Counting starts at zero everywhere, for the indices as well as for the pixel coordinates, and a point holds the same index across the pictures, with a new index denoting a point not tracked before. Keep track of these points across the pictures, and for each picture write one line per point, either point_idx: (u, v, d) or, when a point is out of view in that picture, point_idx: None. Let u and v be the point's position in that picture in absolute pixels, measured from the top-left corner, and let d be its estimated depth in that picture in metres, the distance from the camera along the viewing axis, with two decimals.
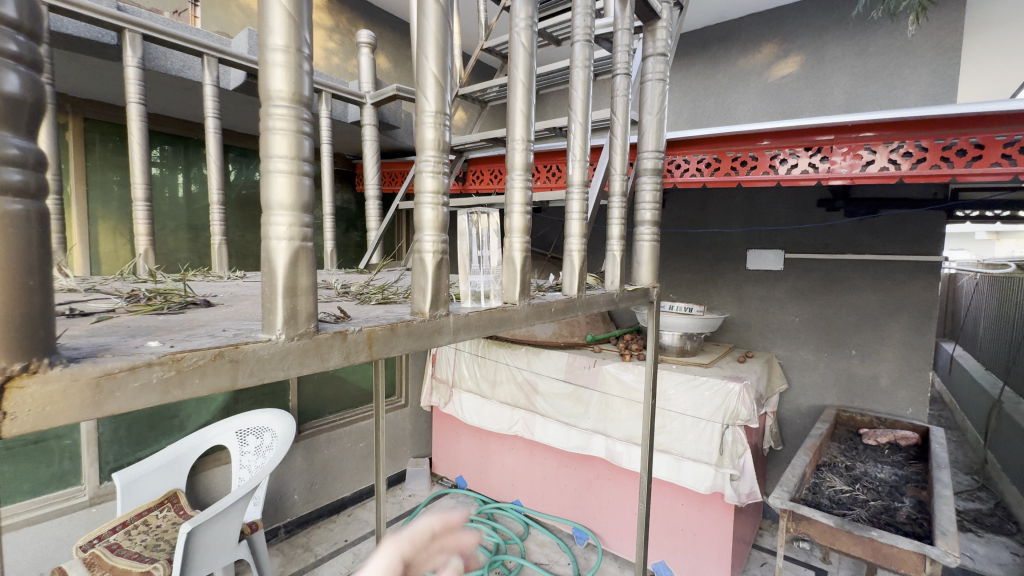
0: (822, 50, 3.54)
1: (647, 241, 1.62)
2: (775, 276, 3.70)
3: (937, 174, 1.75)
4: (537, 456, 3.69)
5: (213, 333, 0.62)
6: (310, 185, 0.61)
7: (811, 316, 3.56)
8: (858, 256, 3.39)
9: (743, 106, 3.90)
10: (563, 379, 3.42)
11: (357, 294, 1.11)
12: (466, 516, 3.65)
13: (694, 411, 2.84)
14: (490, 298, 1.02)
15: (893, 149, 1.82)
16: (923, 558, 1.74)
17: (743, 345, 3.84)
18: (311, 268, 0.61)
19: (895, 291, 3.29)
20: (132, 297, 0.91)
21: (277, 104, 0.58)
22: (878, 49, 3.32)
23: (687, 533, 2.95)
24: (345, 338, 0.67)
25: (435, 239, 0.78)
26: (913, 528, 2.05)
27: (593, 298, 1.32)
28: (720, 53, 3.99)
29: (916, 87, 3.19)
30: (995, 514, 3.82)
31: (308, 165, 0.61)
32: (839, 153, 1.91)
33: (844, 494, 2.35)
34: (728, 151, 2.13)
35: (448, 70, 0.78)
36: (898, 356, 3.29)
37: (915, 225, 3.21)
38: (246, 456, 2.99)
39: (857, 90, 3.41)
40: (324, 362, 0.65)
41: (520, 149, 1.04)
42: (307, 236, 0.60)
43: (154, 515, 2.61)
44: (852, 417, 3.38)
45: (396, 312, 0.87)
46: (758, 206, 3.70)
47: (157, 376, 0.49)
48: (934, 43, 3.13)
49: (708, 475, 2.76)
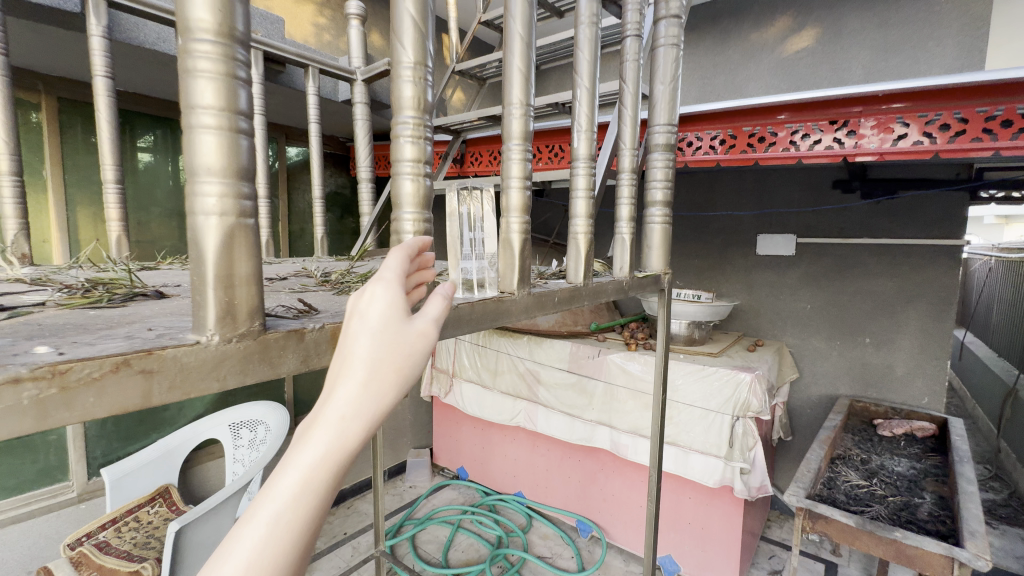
0: (840, 22, 3.35)
1: (658, 224, 1.49)
2: (786, 262, 3.56)
3: (979, 148, 1.59)
4: (540, 448, 3.60)
5: (133, 334, 0.50)
6: (250, 146, 0.49)
7: (824, 303, 3.43)
8: (875, 240, 3.24)
9: (754, 84, 3.72)
10: (566, 369, 3.31)
11: (335, 284, 0.99)
12: (467, 508, 3.57)
13: (703, 403, 2.73)
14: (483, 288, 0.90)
15: (929, 121, 1.66)
16: (951, 561, 1.64)
17: (752, 333, 3.71)
18: (251, 252, 0.48)
19: (912, 276, 3.16)
20: (66, 288, 0.79)
21: (200, 40, 0.45)
22: (900, 20, 3.13)
23: (695, 527, 2.86)
24: (302, 339, 0.54)
25: (416, 218, 0.66)
26: (936, 527, 1.94)
27: (600, 286, 1.19)
28: (731, 27, 3.80)
29: (940, 61, 3.01)
30: (1009, 505, 3.73)
31: (247, 122, 0.48)
32: (867, 128, 1.76)
33: (861, 490, 2.25)
34: (744, 127, 1.98)
35: (428, 12, 0.65)
36: (915, 345, 3.17)
37: (935, 207, 3.06)
38: (240, 450, 2.91)
39: (877, 64, 3.23)
40: (276, 367, 0.53)
41: (518, 114, 0.90)
42: (246, 213, 0.48)
43: (146, 511, 2.52)
44: (866, 408, 3.27)
45: None
46: (770, 188, 3.54)
47: (30, 395, 0.37)
48: (960, 13, 2.94)
49: (717, 468, 2.66)
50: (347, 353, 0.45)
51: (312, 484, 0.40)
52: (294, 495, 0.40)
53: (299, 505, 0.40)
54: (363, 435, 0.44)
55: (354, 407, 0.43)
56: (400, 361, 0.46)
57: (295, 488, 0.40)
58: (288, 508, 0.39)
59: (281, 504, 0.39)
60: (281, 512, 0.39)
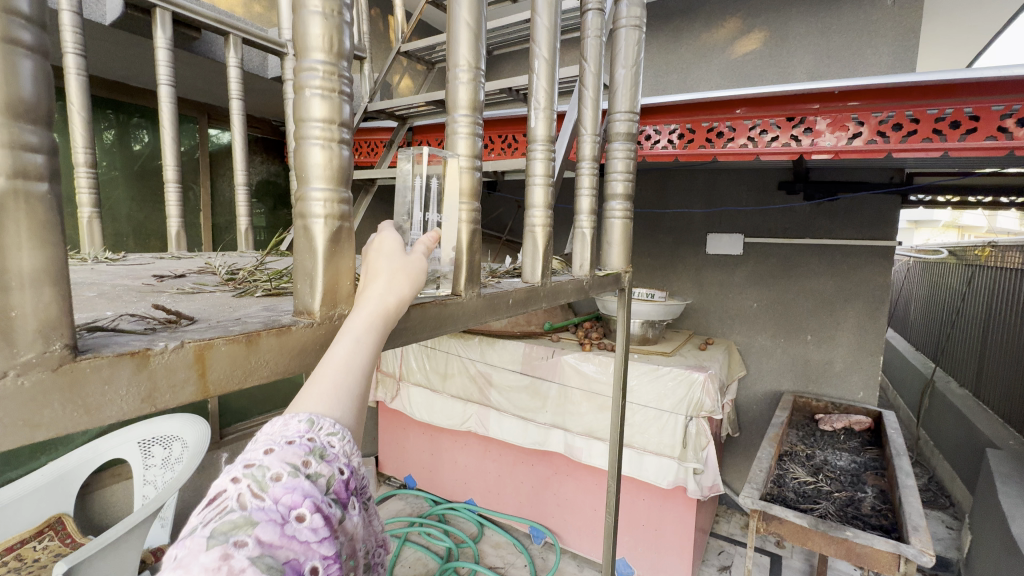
0: (785, 27, 3.43)
1: (618, 219, 1.38)
2: (734, 260, 3.62)
3: (930, 148, 1.62)
4: (491, 452, 3.47)
5: None
6: (32, 68, 0.30)
7: (769, 301, 3.52)
8: (816, 240, 3.35)
9: (705, 84, 3.76)
10: (519, 371, 3.19)
11: (242, 283, 0.81)
12: (415, 520, 3.38)
13: (657, 403, 2.68)
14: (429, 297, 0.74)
15: (881, 120, 1.68)
16: (897, 557, 1.66)
17: (702, 332, 3.75)
18: (37, 237, 0.31)
19: (849, 276, 3.29)
20: None
21: None
22: (842, 27, 3.25)
23: (648, 528, 2.83)
24: (141, 370, 0.37)
25: (329, 200, 0.50)
26: (880, 520, 1.98)
27: (559, 286, 1.07)
28: (683, 26, 3.82)
29: (876, 68, 3.15)
30: (930, 489, 3.96)
31: (27, 26, 0.30)
32: (824, 125, 1.76)
33: (808, 485, 2.28)
34: (702, 121, 1.94)
35: None
36: (852, 341, 3.30)
37: (871, 209, 3.20)
38: (151, 471, 2.54)
39: (819, 69, 3.34)
40: (93, 414, 0.36)
41: (466, 78, 0.75)
42: (26, 173, 0.30)
43: (30, 547, 2.15)
44: (808, 403, 3.37)
45: (277, 310, 0.58)
46: (719, 188, 3.60)
47: None
48: (894, 24, 3.09)
49: (671, 469, 2.64)
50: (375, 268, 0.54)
51: (375, 326, 0.51)
52: (364, 332, 0.50)
53: (367, 340, 0.50)
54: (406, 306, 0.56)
55: (389, 289, 0.53)
56: (424, 262, 0.57)
57: (367, 324, 0.50)
58: (364, 338, 0.50)
59: (356, 336, 0.49)
60: (357, 342, 0.49)
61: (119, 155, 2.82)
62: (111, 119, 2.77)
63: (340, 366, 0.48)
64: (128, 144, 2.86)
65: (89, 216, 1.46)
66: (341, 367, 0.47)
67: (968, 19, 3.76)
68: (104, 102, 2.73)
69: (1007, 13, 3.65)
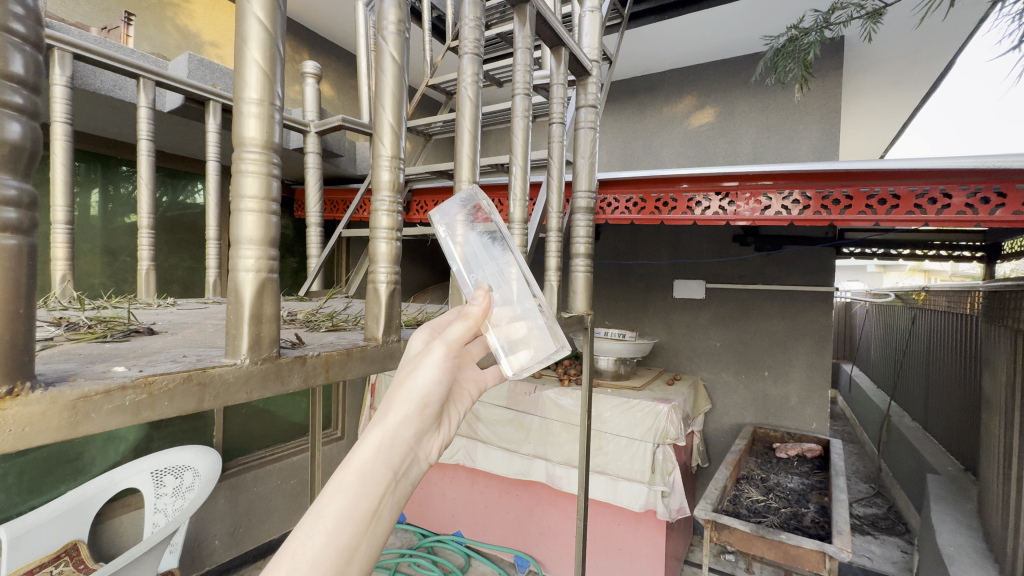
0: (731, 104, 4.03)
1: (582, 272, 1.74)
2: (698, 303, 4.04)
3: (819, 219, 2.10)
4: (478, 484, 3.70)
5: (175, 359, 0.65)
6: (277, 222, 0.67)
7: (730, 340, 3.91)
8: (768, 286, 3.78)
9: (667, 149, 4.32)
10: (504, 406, 3.48)
11: (306, 322, 1.15)
12: (405, 551, 3.51)
13: (628, 432, 2.98)
14: (520, 357, 0.77)
15: (785, 197, 2.16)
16: (823, 555, 1.97)
17: (672, 369, 4.10)
18: (276, 298, 0.66)
19: (798, 318, 3.71)
20: (71, 324, 0.89)
21: (250, 149, 0.63)
22: (777, 106, 3.83)
23: (624, 552, 3.06)
24: (304, 362, 0.71)
25: (389, 271, 0.85)
26: (816, 530, 2.30)
27: None
28: (647, 101, 4.42)
29: (808, 141, 3.72)
30: (888, 517, 4.22)
31: (276, 204, 0.67)
32: (742, 198, 2.23)
33: (759, 503, 2.59)
34: (653, 193, 2.40)
35: (404, 120, 0.87)
36: (803, 376, 3.68)
37: (812, 259, 3.66)
38: (162, 499, 2.75)
39: (762, 141, 3.90)
40: (284, 385, 0.69)
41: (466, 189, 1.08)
42: (272, 268, 0.66)
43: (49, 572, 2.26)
44: (767, 433, 3.70)
45: (349, 338, 0.92)
46: (683, 240, 4.06)
47: (130, 399, 0.52)
48: (819, 106, 3.68)
49: (642, 493, 2.90)
50: (379, 424, 0.57)
51: (343, 495, 0.49)
52: (331, 505, 0.48)
53: (331, 513, 0.48)
54: (393, 459, 0.54)
55: (368, 446, 0.54)
56: (409, 413, 0.58)
57: (332, 493, 0.49)
58: (326, 509, 0.48)
59: (321, 511, 0.47)
60: (319, 518, 0.47)
61: (158, 210, 3.24)
62: (167, 185, 3.28)
63: (292, 553, 0.44)
64: (179, 199, 3.35)
65: (148, 268, 1.88)
66: (292, 554, 0.44)
67: (888, 98, 4.40)
68: (160, 171, 3.23)
69: (918, 94, 4.31)
